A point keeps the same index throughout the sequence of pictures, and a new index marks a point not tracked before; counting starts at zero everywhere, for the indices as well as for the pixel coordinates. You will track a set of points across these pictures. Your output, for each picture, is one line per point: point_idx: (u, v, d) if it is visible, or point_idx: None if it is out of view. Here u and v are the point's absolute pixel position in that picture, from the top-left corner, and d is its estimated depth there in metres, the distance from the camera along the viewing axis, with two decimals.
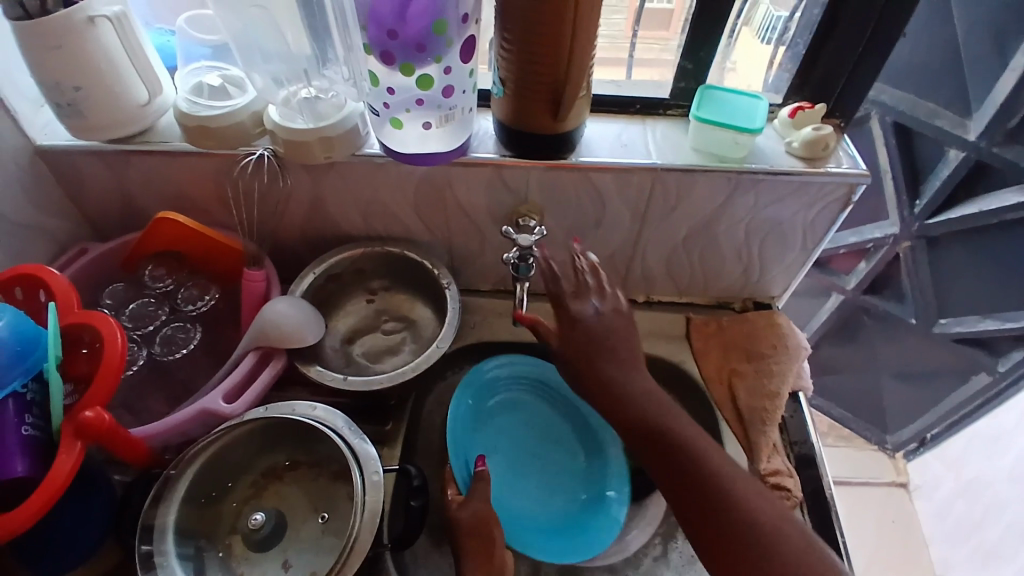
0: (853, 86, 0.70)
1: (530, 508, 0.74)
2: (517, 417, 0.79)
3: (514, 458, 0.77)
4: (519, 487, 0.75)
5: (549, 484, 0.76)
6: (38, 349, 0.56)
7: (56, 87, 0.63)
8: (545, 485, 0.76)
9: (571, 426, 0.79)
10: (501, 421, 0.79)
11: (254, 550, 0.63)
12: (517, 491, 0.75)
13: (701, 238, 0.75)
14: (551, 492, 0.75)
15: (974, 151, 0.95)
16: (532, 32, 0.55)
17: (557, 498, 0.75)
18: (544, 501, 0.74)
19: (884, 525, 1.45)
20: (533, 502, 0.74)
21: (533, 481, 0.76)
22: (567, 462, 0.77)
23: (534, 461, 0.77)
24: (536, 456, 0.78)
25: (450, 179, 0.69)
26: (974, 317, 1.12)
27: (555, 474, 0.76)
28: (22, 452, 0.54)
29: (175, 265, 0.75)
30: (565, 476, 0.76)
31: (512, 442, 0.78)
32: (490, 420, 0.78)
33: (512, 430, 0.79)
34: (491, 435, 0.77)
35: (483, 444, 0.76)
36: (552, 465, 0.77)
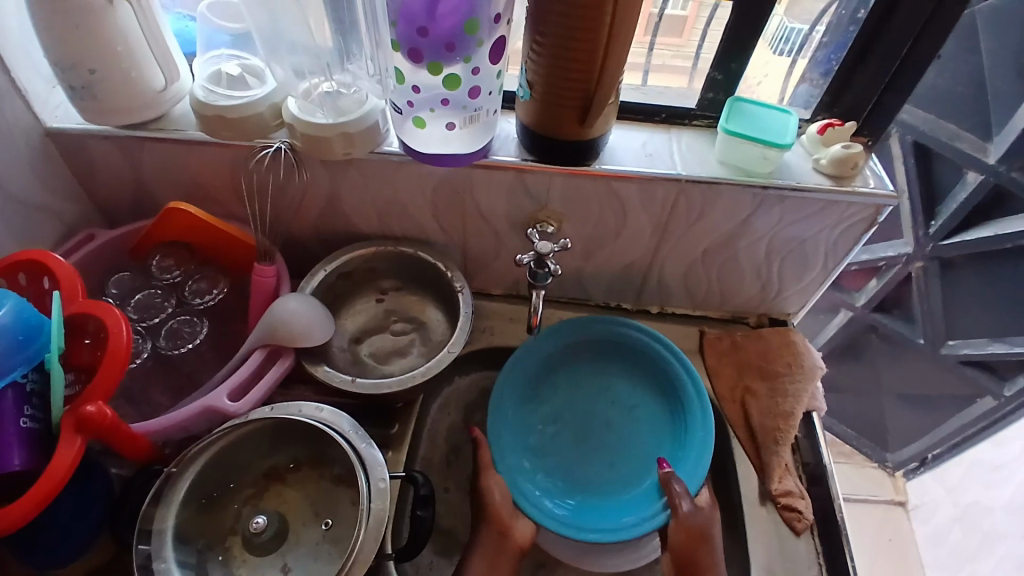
0: (883, 107, 0.68)
1: (591, 477, 0.72)
2: (591, 383, 0.78)
3: (581, 426, 0.76)
4: (582, 455, 0.74)
5: (617, 453, 0.74)
6: (42, 336, 0.54)
7: (71, 69, 0.61)
8: (609, 456, 0.74)
9: (654, 395, 0.77)
10: (572, 387, 0.78)
11: (253, 553, 0.62)
12: (579, 458, 0.74)
13: (721, 253, 0.74)
14: (616, 465, 0.73)
15: (993, 175, 0.92)
16: (567, 35, 0.54)
17: (619, 472, 0.72)
18: (608, 472, 0.73)
19: (880, 546, 1.40)
20: (591, 472, 0.73)
21: (599, 459, 0.74)
22: (644, 434, 0.75)
23: (604, 430, 0.76)
24: (609, 424, 0.76)
25: (470, 182, 0.68)
26: (983, 340, 1.10)
27: (624, 451, 0.74)
28: (19, 444, 0.52)
29: (185, 256, 0.73)
30: (638, 449, 0.74)
31: (580, 410, 0.77)
32: (561, 385, 0.78)
33: (584, 396, 0.78)
34: (560, 401, 0.77)
35: (539, 423, 0.75)
36: (624, 435, 0.75)
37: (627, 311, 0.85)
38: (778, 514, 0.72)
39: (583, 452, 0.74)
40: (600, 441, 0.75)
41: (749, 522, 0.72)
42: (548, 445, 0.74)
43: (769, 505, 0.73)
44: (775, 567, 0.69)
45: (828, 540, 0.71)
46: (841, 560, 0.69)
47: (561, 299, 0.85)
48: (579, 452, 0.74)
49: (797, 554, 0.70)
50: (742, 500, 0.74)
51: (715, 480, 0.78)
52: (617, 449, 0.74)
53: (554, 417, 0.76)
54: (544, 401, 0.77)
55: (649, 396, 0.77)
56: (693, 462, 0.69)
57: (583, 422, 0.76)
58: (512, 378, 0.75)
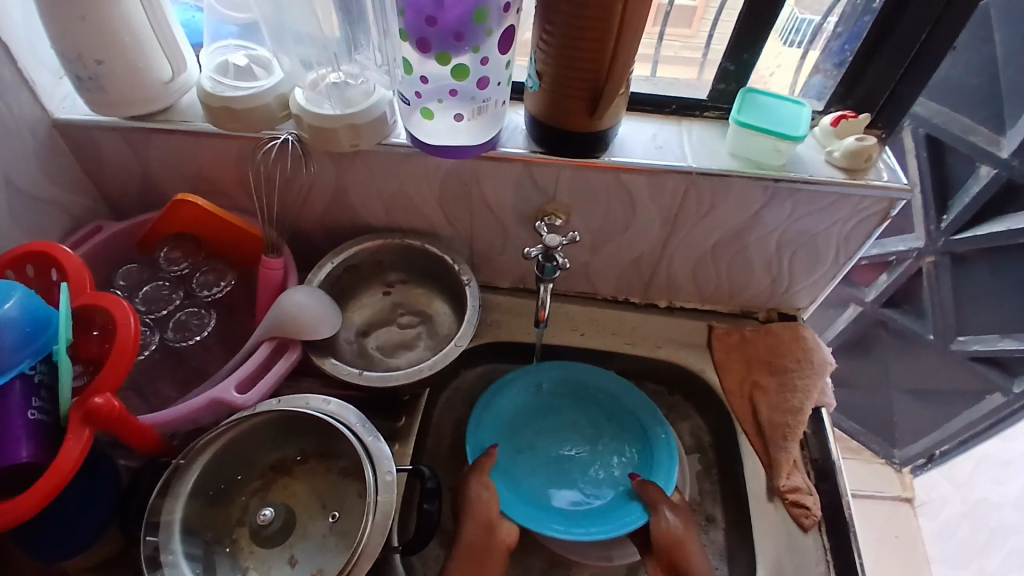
0: (898, 99, 0.67)
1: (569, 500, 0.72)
2: (559, 414, 0.79)
3: (553, 455, 0.76)
4: (557, 483, 0.74)
5: (590, 479, 0.74)
6: (49, 329, 0.54)
7: (78, 60, 0.61)
8: (585, 479, 0.74)
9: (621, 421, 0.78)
10: (542, 417, 0.78)
11: (260, 545, 0.62)
12: (556, 484, 0.73)
13: (730, 246, 0.73)
14: (592, 485, 0.73)
15: (1007, 169, 0.91)
16: (577, 25, 0.53)
17: (598, 492, 0.73)
18: (587, 493, 0.73)
19: (887, 541, 1.40)
20: (571, 497, 0.72)
21: (575, 481, 0.74)
22: (614, 456, 0.76)
23: (575, 457, 0.76)
24: (577, 450, 0.76)
25: (477, 175, 0.67)
26: (994, 336, 1.08)
27: (597, 471, 0.74)
28: (27, 436, 0.53)
29: (193, 248, 0.73)
30: (610, 468, 0.75)
31: (547, 440, 0.77)
32: (530, 416, 0.78)
33: (554, 426, 0.78)
34: (531, 431, 0.77)
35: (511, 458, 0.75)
36: (595, 461, 0.75)
37: (635, 305, 0.85)
38: (786, 511, 0.72)
39: (559, 480, 0.74)
40: (572, 466, 0.75)
41: (756, 518, 0.72)
42: (524, 477, 0.73)
43: (777, 501, 0.72)
44: (782, 564, 0.69)
45: (836, 536, 0.70)
46: (850, 558, 0.69)
47: (568, 292, 0.85)
48: (554, 482, 0.74)
49: (804, 550, 0.70)
50: (749, 495, 0.73)
51: (722, 475, 0.78)
52: (589, 471, 0.75)
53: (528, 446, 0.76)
54: (512, 436, 0.76)
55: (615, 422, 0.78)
56: (664, 472, 0.72)
57: (551, 451, 0.76)
58: (484, 408, 0.75)
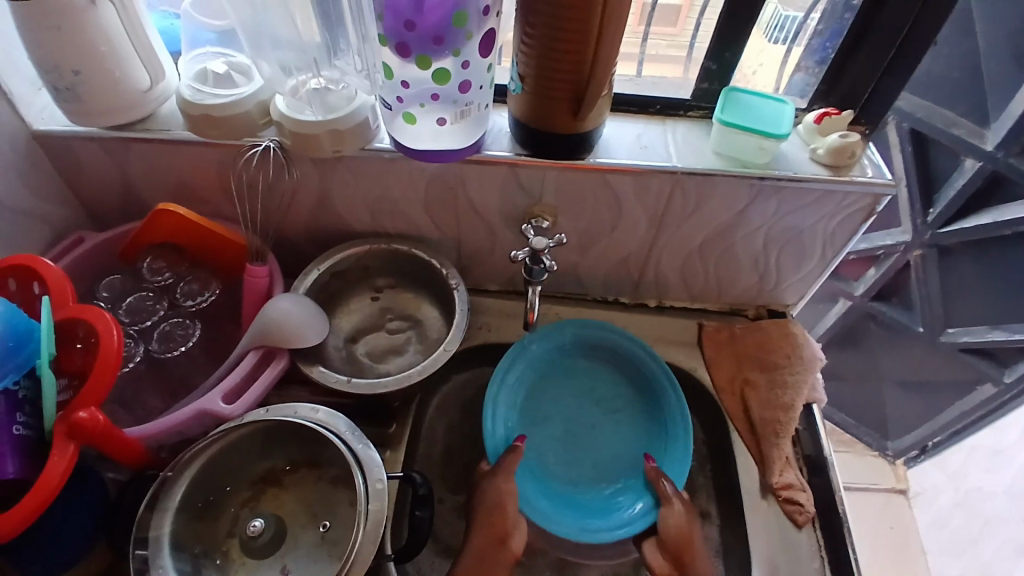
0: (880, 94, 0.67)
1: (574, 477, 0.73)
2: (582, 388, 0.78)
3: (567, 429, 0.76)
4: (567, 458, 0.74)
5: (599, 458, 0.74)
6: (31, 343, 0.53)
7: (54, 71, 0.60)
8: (596, 458, 0.74)
9: (638, 403, 0.77)
10: (560, 391, 0.78)
11: (251, 556, 0.61)
12: (567, 460, 0.74)
13: (718, 244, 0.73)
14: (602, 466, 0.74)
15: (991, 161, 0.91)
16: (558, 27, 0.53)
17: (607, 473, 0.73)
18: (595, 473, 0.73)
19: (881, 533, 1.40)
20: (578, 474, 0.73)
21: (586, 460, 0.74)
22: (629, 441, 0.75)
23: (590, 436, 0.76)
24: (593, 425, 0.76)
25: (462, 177, 0.67)
26: (983, 328, 1.09)
27: (609, 451, 0.75)
28: (13, 453, 0.52)
29: (174, 256, 0.73)
30: (622, 450, 0.75)
31: (564, 413, 0.77)
32: (552, 386, 0.78)
33: (575, 400, 0.78)
34: (550, 401, 0.77)
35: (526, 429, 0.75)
36: (609, 440, 0.75)
37: (625, 305, 0.85)
38: (779, 507, 0.72)
39: (569, 455, 0.74)
40: (586, 442, 0.75)
41: (749, 515, 0.72)
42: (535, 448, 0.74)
43: (770, 498, 0.73)
44: (776, 559, 0.69)
45: (828, 529, 0.71)
46: (843, 552, 0.69)
47: (557, 294, 0.85)
48: (565, 457, 0.74)
49: (798, 547, 0.70)
50: (742, 492, 0.73)
51: (715, 473, 0.78)
52: (601, 450, 0.75)
53: (544, 416, 0.76)
54: (529, 406, 0.76)
55: (633, 407, 0.77)
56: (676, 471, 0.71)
57: (567, 425, 0.76)
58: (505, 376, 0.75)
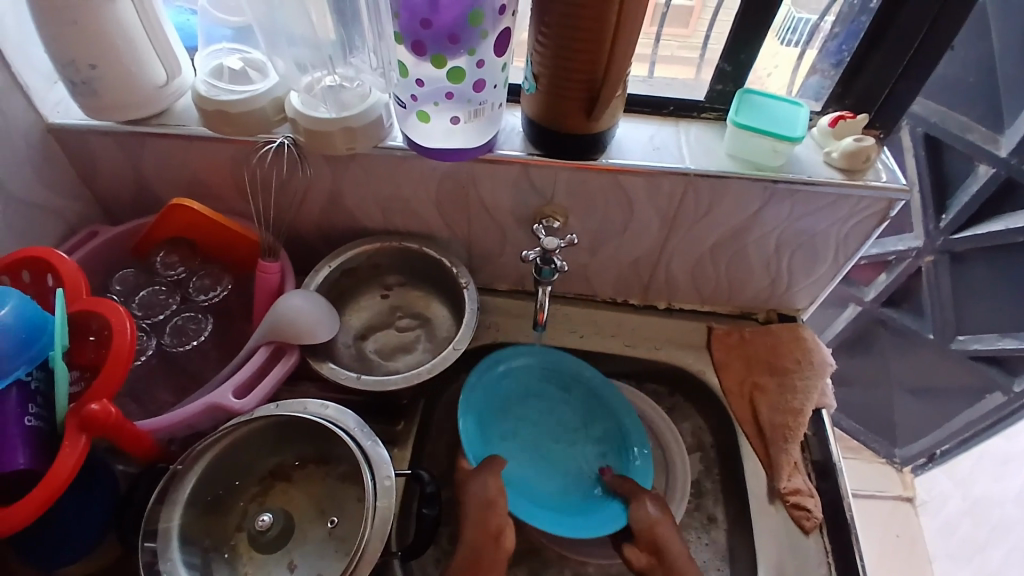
0: (896, 98, 0.67)
1: (542, 490, 0.72)
2: (545, 407, 0.78)
3: (534, 446, 0.76)
4: (533, 474, 0.73)
5: (562, 475, 0.74)
6: (44, 336, 0.53)
7: (71, 65, 0.60)
8: (558, 475, 0.74)
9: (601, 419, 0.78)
10: (521, 408, 0.78)
11: (259, 551, 0.62)
12: (531, 478, 0.73)
13: (730, 247, 0.73)
14: (565, 482, 0.73)
15: (1005, 168, 0.90)
16: (573, 26, 0.53)
17: (571, 489, 0.73)
18: (560, 490, 0.72)
19: (888, 541, 1.38)
20: (545, 491, 0.72)
21: (550, 477, 0.73)
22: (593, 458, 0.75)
23: (555, 455, 0.75)
24: (555, 443, 0.76)
25: (474, 176, 0.67)
26: (993, 336, 1.08)
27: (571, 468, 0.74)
28: (23, 444, 0.52)
29: (188, 253, 0.74)
30: (584, 466, 0.75)
31: (526, 431, 0.76)
32: (518, 406, 0.78)
33: (535, 418, 0.77)
34: (517, 419, 0.77)
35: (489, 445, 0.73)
36: (573, 459, 0.75)
37: (634, 306, 0.85)
38: (787, 512, 0.71)
39: (532, 472, 0.73)
40: (549, 460, 0.75)
41: (757, 519, 0.72)
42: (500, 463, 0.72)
43: (777, 503, 0.72)
44: (784, 564, 0.69)
45: (837, 536, 0.70)
46: (852, 559, 0.68)
47: (567, 295, 0.85)
48: (528, 474, 0.73)
49: (806, 553, 0.69)
50: (750, 496, 0.73)
51: (723, 476, 0.77)
52: (564, 467, 0.74)
53: (511, 434, 0.75)
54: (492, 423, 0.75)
55: (597, 424, 0.77)
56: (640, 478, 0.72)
57: (528, 443, 0.76)
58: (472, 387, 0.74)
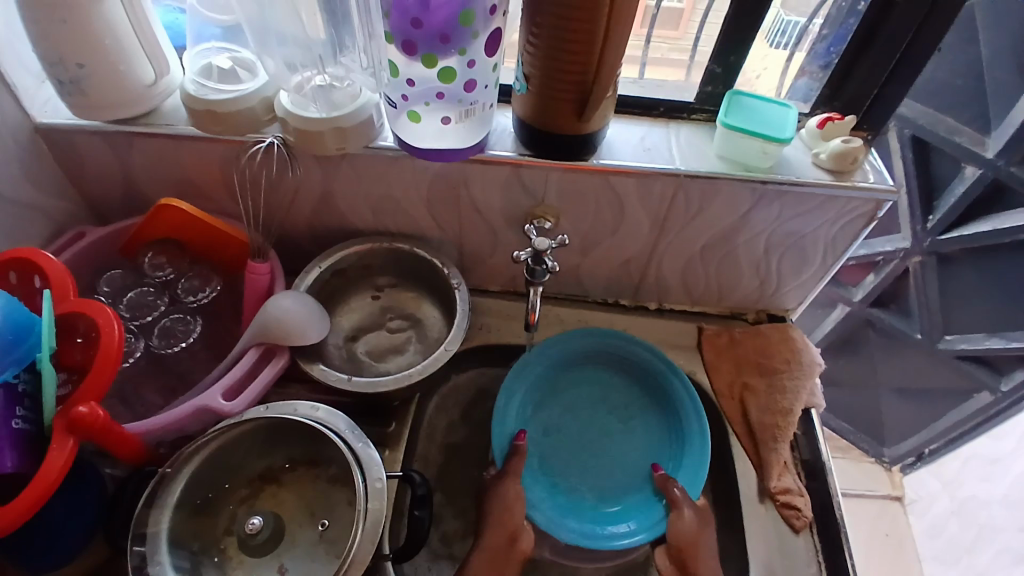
0: (884, 99, 0.68)
1: (590, 483, 0.72)
2: (597, 395, 0.78)
3: (582, 436, 0.76)
4: (582, 465, 0.73)
5: (614, 465, 0.73)
6: (32, 336, 0.53)
7: (59, 63, 0.60)
8: (610, 464, 0.74)
9: (654, 411, 0.77)
10: (572, 397, 0.78)
11: (249, 554, 0.61)
12: (582, 467, 0.73)
13: (719, 248, 0.73)
14: (617, 472, 0.73)
15: (992, 169, 0.92)
16: (563, 27, 0.53)
17: (623, 480, 0.72)
18: (610, 480, 0.72)
19: (878, 539, 1.40)
20: (594, 482, 0.72)
21: (601, 468, 0.73)
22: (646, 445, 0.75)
23: (605, 443, 0.75)
24: (608, 432, 0.76)
25: (465, 177, 0.67)
26: (980, 335, 1.10)
27: (623, 459, 0.74)
28: (10, 447, 0.51)
29: (177, 253, 0.73)
30: (637, 457, 0.74)
31: (577, 420, 0.77)
32: (568, 395, 0.78)
33: (587, 407, 0.77)
34: (564, 408, 0.77)
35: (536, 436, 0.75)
36: (622, 447, 0.75)
37: (625, 307, 0.85)
38: (777, 512, 0.72)
39: (582, 462, 0.74)
40: (602, 450, 0.75)
41: (747, 519, 0.72)
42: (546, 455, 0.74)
43: (768, 503, 0.73)
44: (774, 563, 0.69)
45: (826, 536, 0.71)
46: (841, 557, 0.69)
47: (558, 295, 0.85)
48: (579, 462, 0.74)
49: (796, 552, 0.70)
50: (741, 496, 0.73)
51: (714, 475, 0.78)
52: (617, 456, 0.74)
53: (559, 425, 0.76)
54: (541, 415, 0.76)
55: (653, 412, 0.77)
56: (692, 470, 0.71)
57: (580, 430, 0.76)
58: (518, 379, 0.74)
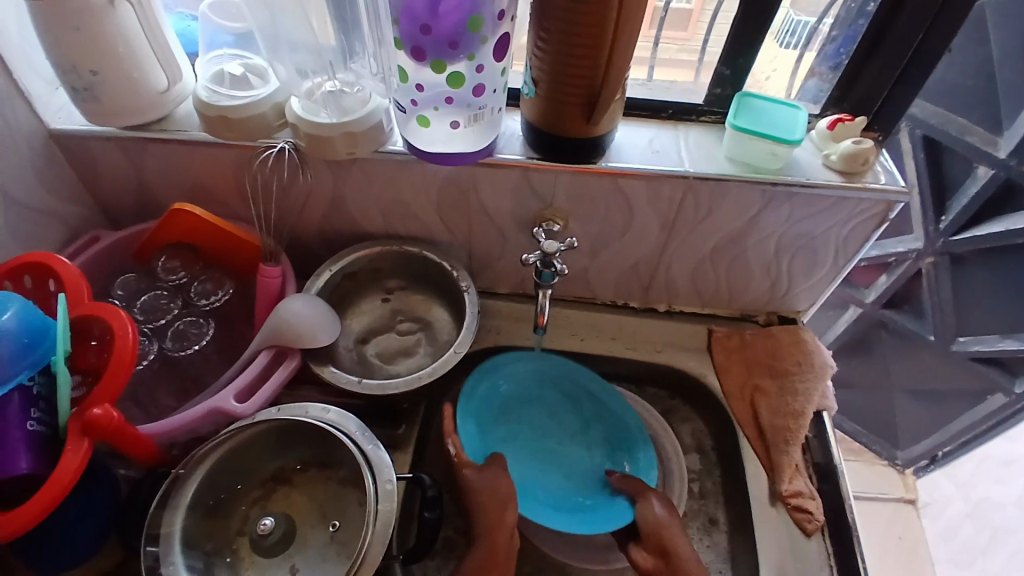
0: (893, 101, 0.67)
1: (547, 489, 0.72)
2: (542, 409, 0.79)
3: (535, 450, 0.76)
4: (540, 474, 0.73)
5: (568, 474, 0.74)
6: (47, 340, 0.54)
7: (73, 71, 0.61)
8: (566, 474, 0.74)
9: (598, 419, 0.78)
10: (518, 412, 0.78)
11: (261, 555, 0.62)
12: (538, 477, 0.73)
13: (729, 250, 0.73)
14: (573, 480, 0.74)
15: (1004, 169, 0.91)
16: (571, 32, 0.53)
17: (579, 485, 0.73)
18: (568, 486, 0.73)
19: (890, 542, 1.38)
20: (554, 489, 0.72)
21: (556, 477, 0.74)
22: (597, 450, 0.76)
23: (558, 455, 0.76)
24: (559, 444, 0.76)
25: (474, 180, 0.67)
26: (995, 336, 1.08)
27: (576, 467, 0.75)
28: (25, 448, 0.52)
29: (190, 256, 0.73)
30: (589, 462, 0.75)
31: (527, 434, 0.77)
32: (513, 411, 0.78)
33: (534, 421, 0.78)
34: (515, 424, 0.77)
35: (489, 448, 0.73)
36: (573, 459, 0.75)
37: (635, 309, 0.85)
38: (788, 515, 0.71)
39: (539, 473, 0.74)
40: (554, 461, 0.75)
41: (758, 522, 0.72)
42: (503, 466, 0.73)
43: (779, 505, 0.72)
44: (785, 567, 0.69)
45: (839, 539, 0.70)
46: (854, 561, 0.68)
47: (568, 298, 0.85)
48: (534, 474, 0.73)
49: (807, 555, 0.69)
50: (750, 499, 0.73)
51: (724, 478, 0.77)
52: (570, 465, 0.75)
53: (510, 439, 0.76)
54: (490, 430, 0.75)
55: (597, 420, 0.78)
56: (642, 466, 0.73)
57: (529, 444, 0.76)
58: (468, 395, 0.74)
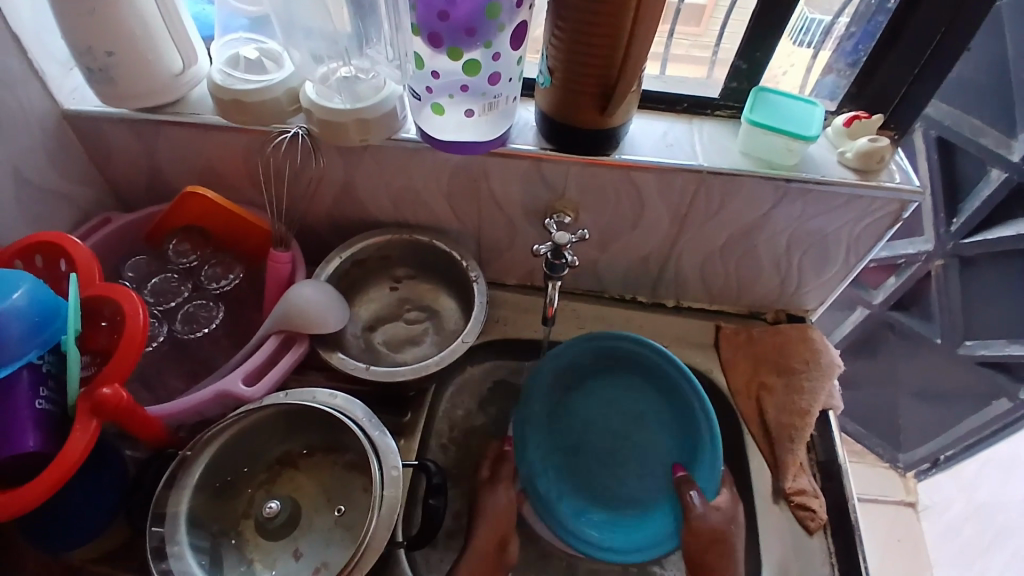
0: (912, 98, 0.67)
1: (609, 485, 0.73)
2: (610, 396, 0.77)
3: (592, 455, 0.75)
4: (603, 469, 0.74)
5: (633, 469, 0.74)
6: (58, 320, 0.54)
7: (88, 51, 0.61)
8: (631, 469, 0.74)
9: (665, 408, 0.75)
10: (584, 400, 0.77)
11: (266, 538, 0.62)
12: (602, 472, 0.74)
13: (740, 246, 0.73)
14: (636, 478, 0.73)
15: (1019, 172, 0.90)
16: (589, 21, 0.52)
17: (642, 484, 0.73)
18: (630, 485, 0.73)
19: (889, 545, 1.40)
20: (615, 488, 0.73)
21: (620, 472, 0.74)
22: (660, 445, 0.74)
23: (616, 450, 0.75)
24: (625, 435, 0.76)
25: (486, 170, 0.67)
26: (1002, 341, 1.08)
27: (640, 461, 0.74)
28: (33, 427, 0.52)
29: (201, 242, 0.74)
30: (654, 457, 0.74)
31: (592, 424, 0.76)
32: (580, 400, 0.77)
33: (599, 410, 0.77)
34: (584, 412, 0.77)
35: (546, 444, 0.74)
36: (638, 452, 0.75)
37: (642, 303, 0.85)
38: (791, 512, 0.72)
39: (602, 469, 0.74)
40: (618, 454, 0.75)
41: (762, 518, 0.72)
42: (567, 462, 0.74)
43: (782, 502, 0.72)
44: (788, 564, 0.69)
45: (841, 537, 0.70)
46: (856, 559, 0.69)
47: (575, 290, 0.85)
48: (597, 469, 0.74)
49: (809, 552, 0.70)
50: (754, 495, 0.73)
51: (728, 474, 0.77)
52: (635, 458, 0.74)
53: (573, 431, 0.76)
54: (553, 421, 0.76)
55: (666, 409, 0.75)
56: (709, 467, 0.69)
57: (596, 434, 0.76)
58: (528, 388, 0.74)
